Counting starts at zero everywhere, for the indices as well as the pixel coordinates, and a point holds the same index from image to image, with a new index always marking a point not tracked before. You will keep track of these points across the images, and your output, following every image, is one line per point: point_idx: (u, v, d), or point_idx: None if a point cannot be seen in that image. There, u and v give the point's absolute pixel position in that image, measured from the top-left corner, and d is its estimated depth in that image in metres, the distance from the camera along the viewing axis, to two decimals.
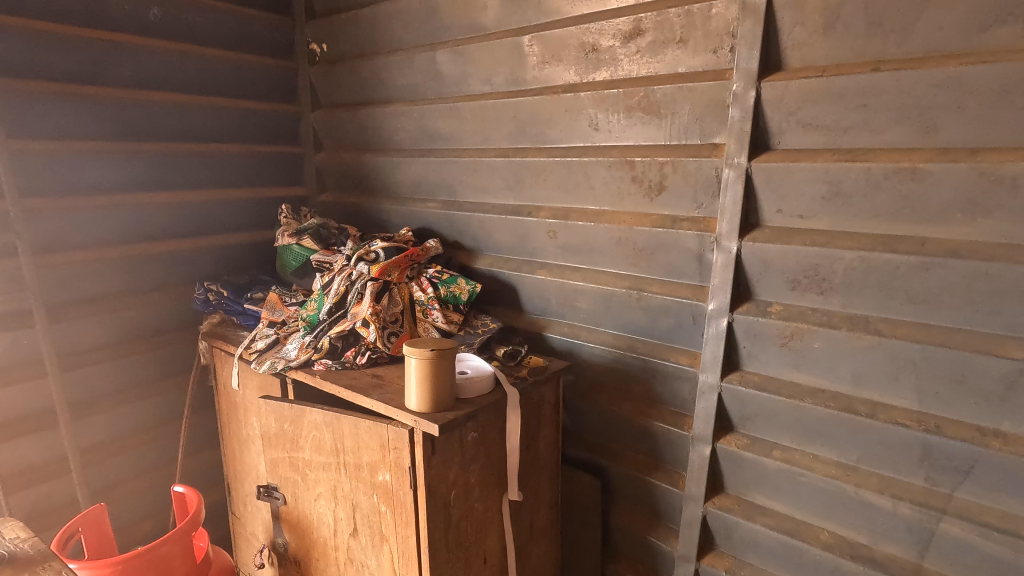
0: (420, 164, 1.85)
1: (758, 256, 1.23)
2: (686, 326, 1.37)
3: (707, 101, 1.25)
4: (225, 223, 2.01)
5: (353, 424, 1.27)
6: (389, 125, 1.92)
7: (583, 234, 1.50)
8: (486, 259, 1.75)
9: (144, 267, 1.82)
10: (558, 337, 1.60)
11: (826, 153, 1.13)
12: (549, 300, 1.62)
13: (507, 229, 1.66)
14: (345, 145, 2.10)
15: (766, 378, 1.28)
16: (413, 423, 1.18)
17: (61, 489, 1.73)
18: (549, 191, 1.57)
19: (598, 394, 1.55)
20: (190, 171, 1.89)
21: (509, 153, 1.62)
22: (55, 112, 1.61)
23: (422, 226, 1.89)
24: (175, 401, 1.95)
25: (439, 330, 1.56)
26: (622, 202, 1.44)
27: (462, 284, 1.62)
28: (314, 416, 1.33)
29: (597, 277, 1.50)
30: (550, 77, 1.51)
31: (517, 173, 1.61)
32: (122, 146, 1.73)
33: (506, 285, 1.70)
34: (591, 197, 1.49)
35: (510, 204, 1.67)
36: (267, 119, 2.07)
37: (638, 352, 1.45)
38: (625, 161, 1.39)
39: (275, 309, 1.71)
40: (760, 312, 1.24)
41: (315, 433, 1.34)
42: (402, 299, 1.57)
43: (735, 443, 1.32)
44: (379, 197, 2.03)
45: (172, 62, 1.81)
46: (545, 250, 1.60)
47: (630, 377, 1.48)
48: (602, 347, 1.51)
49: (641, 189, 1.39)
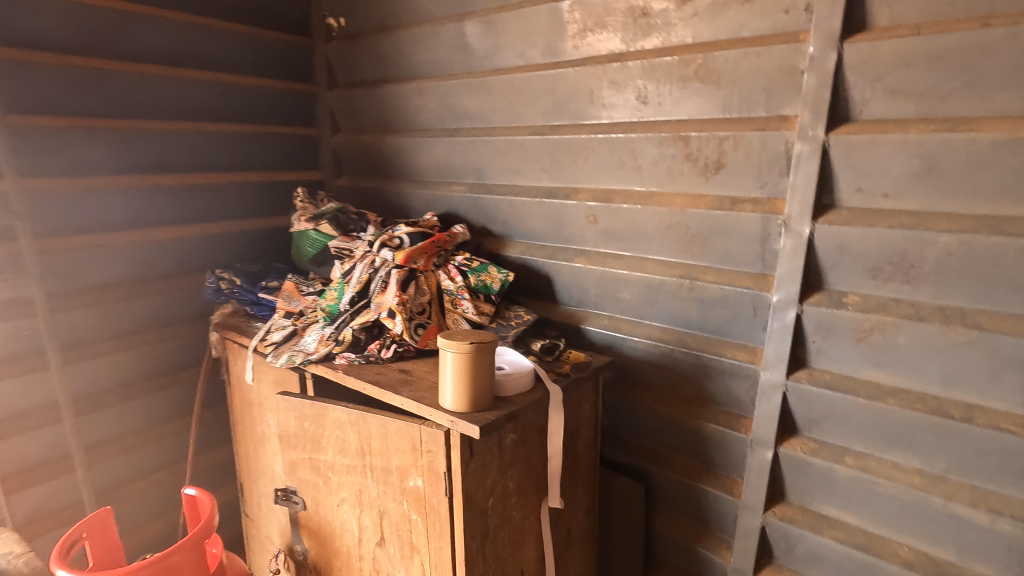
0: (445, 144, 1.73)
1: (833, 241, 1.10)
2: (744, 319, 1.24)
3: (776, 68, 1.12)
4: (238, 208, 1.89)
5: (381, 424, 1.15)
6: (412, 105, 1.80)
7: (628, 219, 1.38)
8: (517, 246, 1.63)
9: (153, 253, 1.72)
10: (597, 330, 1.48)
11: (918, 123, 1.00)
12: (587, 290, 1.49)
13: (541, 214, 1.54)
14: (363, 126, 1.98)
15: (839, 377, 1.15)
16: (449, 424, 1.07)
17: (65, 488, 1.63)
18: (590, 171, 1.44)
19: (641, 391, 1.43)
20: (201, 152, 1.78)
21: (545, 131, 1.50)
22: (59, 86, 1.51)
23: (447, 212, 1.77)
24: (185, 395, 1.84)
25: (469, 322, 1.44)
26: (672, 182, 1.31)
27: (494, 272, 1.51)
28: (337, 414, 1.22)
29: (643, 265, 1.38)
30: (593, 46, 1.38)
31: (554, 153, 1.49)
32: (129, 124, 1.63)
33: (539, 274, 1.58)
34: (637, 177, 1.36)
35: (544, 186, 1.55)
36: (281, 98, 1.95)
37: (688, 347, 1.33)
38: (679, 137, 1.27)
39: (291, 299, 1.60)
40: (833, 304, 1.12)
41: (338, 433, 1.23)
42: (428, 289, 1.45)
43: (800, 448, 1.20)
44: (400, 182, 1.91)
45: (183, 35, 1.70)
46: (583, 236, 1.48)
47: (678, 374, 1.36)
48: (647, 341, 1.39)
49: (695, 168, 1.27)
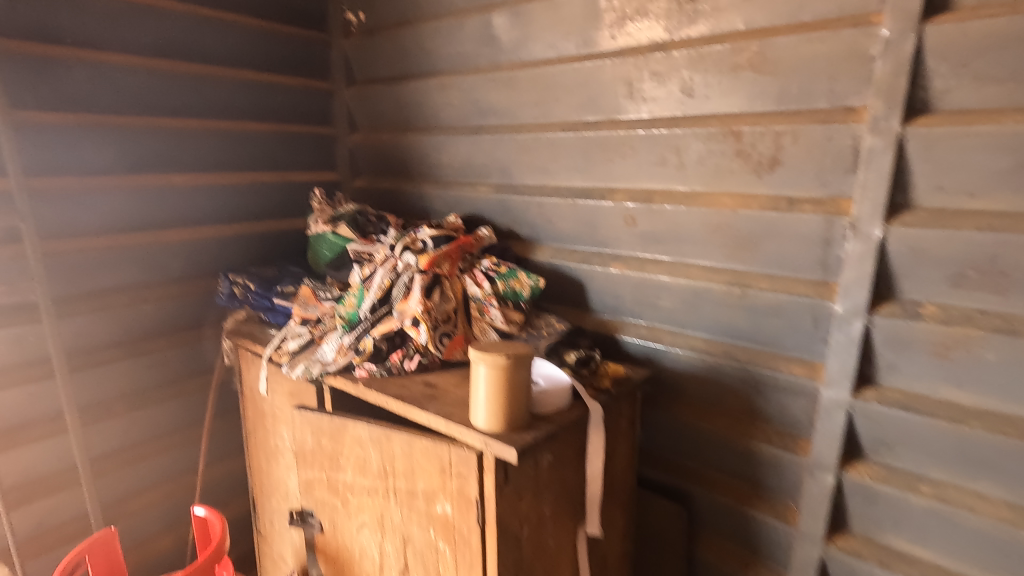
0: (469, 143, 1.64)
1: (908, 244, 0.99)
2: (802, 330, 1.13)
3: (842, 54, 1.02)
4: (253, 209, 1.82)
5: (406, 444, 1.06)
6: (435, 101, 1.71)
7: (670, 221, 1.27)
8: (546, 250, 1.53)
9: (163, 256, 1.64)
10: (635, 341, 1.38)
11: (1011, 113, 0.89)
12: (623, 297, 1.39)
13: (573, 216, 1.44)
14: (382, 125, 1.90)
15: (912, 396, 1.03)
16: (482, 445, 0.97)
17: (70, 502, 1.55)
18: (628, 169, 1.34)
19: (683, 407, 1.32)
20: (215, 150, 1.71)
21: (579, 127, 1.41)
22: (68, 81, 1.44)
23: (471, 214, 1.68)
24: (196, 405, 1.76)
25: (498, 332, 1.35)
26: (719, 180, 1.20)
27: (523, 278, 1.42)
28: (358, 431, 1.12)
29: (686, 271, 1.27)
30: (632, 35, 1.28)
31: (588, 150, 1.39)
32: (140, 121, 1.56)
33: (570, 280, 1.48)
34: (680, 176, 1.26)
35: (577, 186, 1.45)
36: (297, 96, 1.88)
37: (737, 360, 1.23)
38: (729, 131, 1.16)
39: (308, 306, 1.51)
40: (908, 315, 1.00)
41: (359, 451, 1.13)
42: (454, 295, 1.36)
43: (867, 473, 1.09)
44: (421, 182, 1.82)
45: (197, 30, 1.63)
46: (619, 240, 1.37)
47: (724, 389, 1.26)
48: (691, 353, 1.29)
49: (747, 165, 1.16)
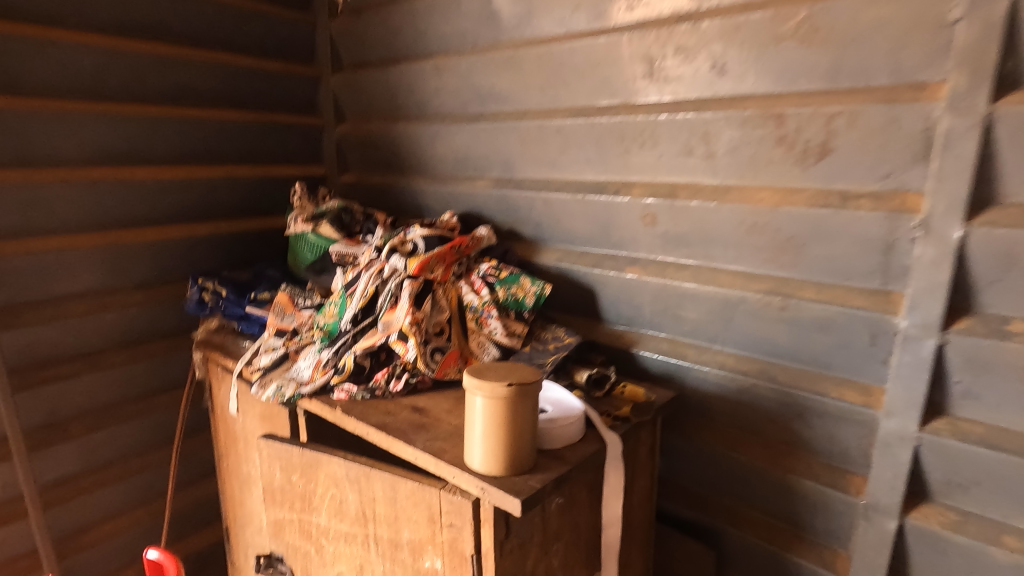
0: (466, 132, 1.46)
1: (994, 249, 0.82)
2: (856, 348, 0.96)
3: (914, 19, 0.84)
4: (228, 207, 1.65)
5: (389, 485, 0.90)
6: (428, 87, 1.54)
7: (697, 220, 1.10)
8: (552, 252, 1.36)
9: (125, 259, 1.47)
10: (654, 356, 1.21)
11: None
12: (640, 306, 1.22)
13: (584, 214, 1.27)
14: (371, 113, 1.73)
15: (994, 430, 0.86)
16: (479, 492, 0.80)
17: (19, 535, 1.39)
18: (647, 161, 1.16)
19: (711, 434, 1.16)
20: (184, 141, 1.54)
21: (590, 113, 1.23)
22: (11, 61, 1.27)
23: (468, 211, 1.51)
24: (164, 423, 1.60)
25: (498, 347, 1.18)
26: (756, 172, 1.03)
27: (527, 284, 1.24)
28: (332, 468, 0.96)
29: (716, 277, 1.10)
30: (653, 5, 1.11)
31: (601, 139, 1.22)
32: (95, 108, 1.39)
33: (580, 287, 1.31)
34: (709, 168, 1.08)
35: (588, 180, 1.27)
36: (277, 83, 1.71)
37: (776, 381, 1.06)
38: (770, 114, 0.99)
39: (284, 315, 1.35)
40: (992, 333, 0.83)
41: (334, 491, 0.97)
42: (448, 305, 1.20)
43: (936, 520, 0.92)
44: (413, 177, 1.65)
45: (162, 6, 1.46)
46: (637, 241, 1.20)
47: (760, 414, 1.09)
48: (721, 372, 1.12)
49: (789, 154, 0.99)
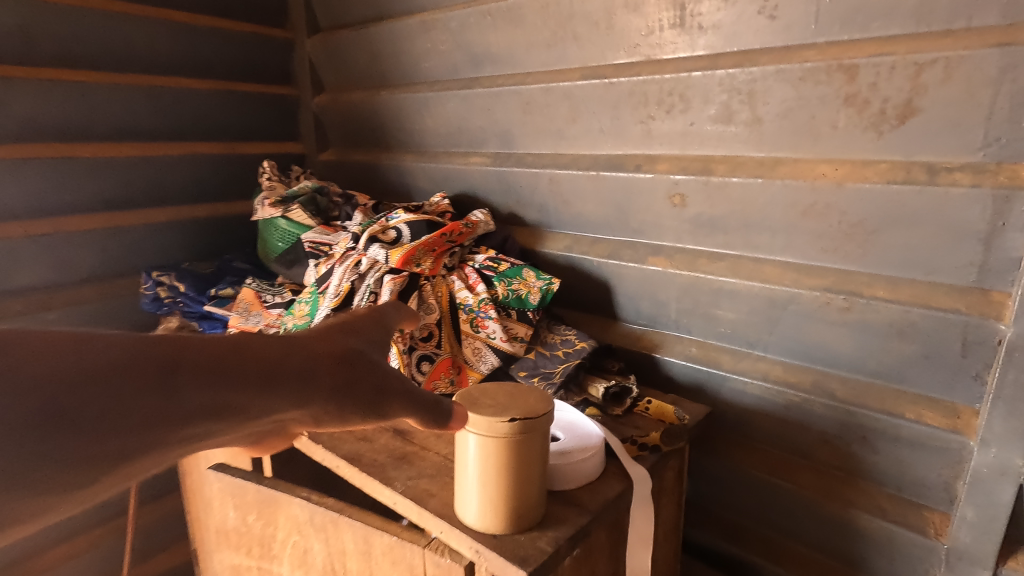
0: (458, 100, 1.26)
1: None
2: (941, 359, 0.78)
3: None
4: (189, 188, 1.44)
5: (361, 538, 0.72)
6: (413, 47, 1.32)
7: (738, 202, 0.91)
8: (560, 240, 1.16)
9: (67, 250, 1.27)
10: (681, 363, 1.02)
11: None
12: (665, 304, 1.03)
13: (597, 194, 1.07)
14: (351, 81, 1.51)
15: None
16: (473, 555, 0.63)
17: None
18: (676, 129, 0.96)
19: (750, 454, 0.98)
20: (134, 114, 1.33)
21: (606, 72, 1.02)
22: None
23: (461, 193, 1.31)
24: None
25: (498, 353, 0.99)
26: (815, 142, 0.83)
27: (531, 278, 1.05)
28: (293, 511, 0.78)
29: (760, 271, 0.91)
30: None
31: (618, 104, 1.01)
32: (22, 72, 1.17)
33: (592, 281, 1.12)
34: (753, 138, 0.88)
35: (602, 154, 1.07)
36: (243, 46, 1.49)
37: (834, 396, 0.87)
38: (836, 65, 0.78)
39: (249, 314, 1.16)
40: None
41: (297, 538, 0.79)
42: (438, 304, 1.02)
43: None
44: (399, 153, 1.45)
45: None
46: (662, 226, 1.01)
47: (813, 434, 0.91)
48: (764, 384, 0.94)
49: (861, 119, 0.79)
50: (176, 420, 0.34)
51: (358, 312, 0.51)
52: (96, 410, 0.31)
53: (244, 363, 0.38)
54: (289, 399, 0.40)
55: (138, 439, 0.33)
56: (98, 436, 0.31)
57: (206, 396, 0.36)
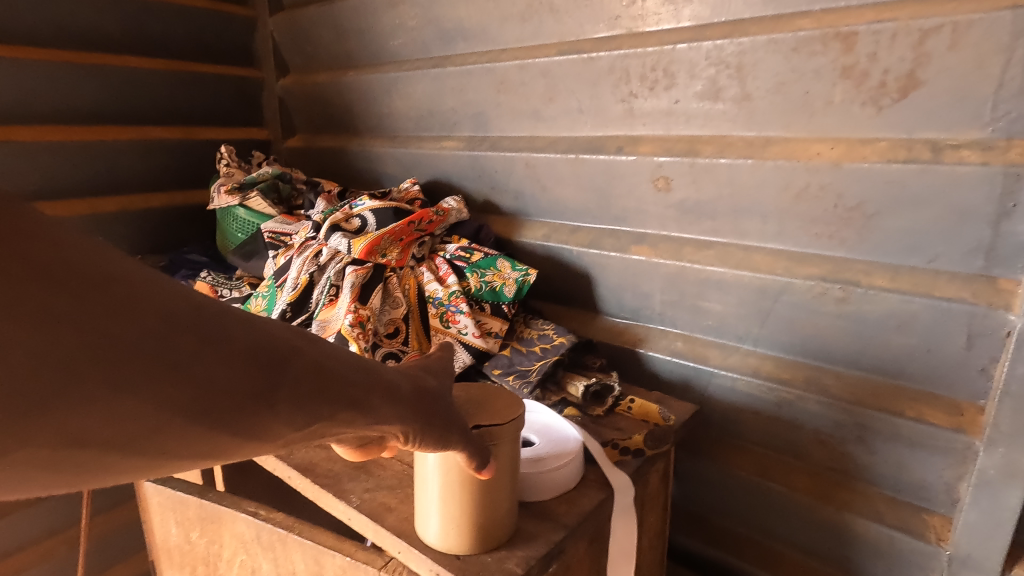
0: (429, 79, 1.17)
1: None
2: (942, 353, 0.72)
3: None
4: (141, 175, 1.34)
5: (313, 559, 0.65)
6: (380, 24, 1.23)
7: (727, 185, 0.84)
8: (537, 228, 1.09)
9: None
10: (665, 359, 0.96)
11: None
12: (648, 296, 0.96)
13: (576, 178, 1.00)
14: (316, 62, 1.42)
15: None
16: None
17: None
18: (659, 107, 0.89)
19: (738, 455, 0.92)
20: (77, 94, 1.23)
21: (585, 45, 0.95)
22: None
23: (433, 180, 1.23)
24: None
25: (469, 350, 0.91)
26: (808, 119, 0.77)
27: (505, 270, 0.98)
28: (238, 527, 0.70)
29: (749, 259, 0.85)
30: None
31: (598, 81, 0.94)
32: None
33: (571, 273, 1.05)
34: (741, 115, 0.82)
35: (581, 136, 1.00)
36: (199, 23, 1.39)
37: (827, 393, 0.82)
38: (833, 34, 0.72)
39: None
40: None
41: (243, 558, 0.71)
42: (406, 298, 0.95)
43: None
44: (368, 138, 1.36)
45: None
46: (644, 212, 0.94)
47: (804, 434, 0.85)
48: (754, 381, 0.88)
49: (859, 92, 0.72)
50: (303, 409, 0.38)
51: (430, 353, 0.56)
52: (261, 382, 0.35)
53: (353, 371, 0.42)
54: (387, 410, 0.44)
55: (269, 416, 0.36)
56: (251, 406, 0.35)
57: (326, 392, 0.39)
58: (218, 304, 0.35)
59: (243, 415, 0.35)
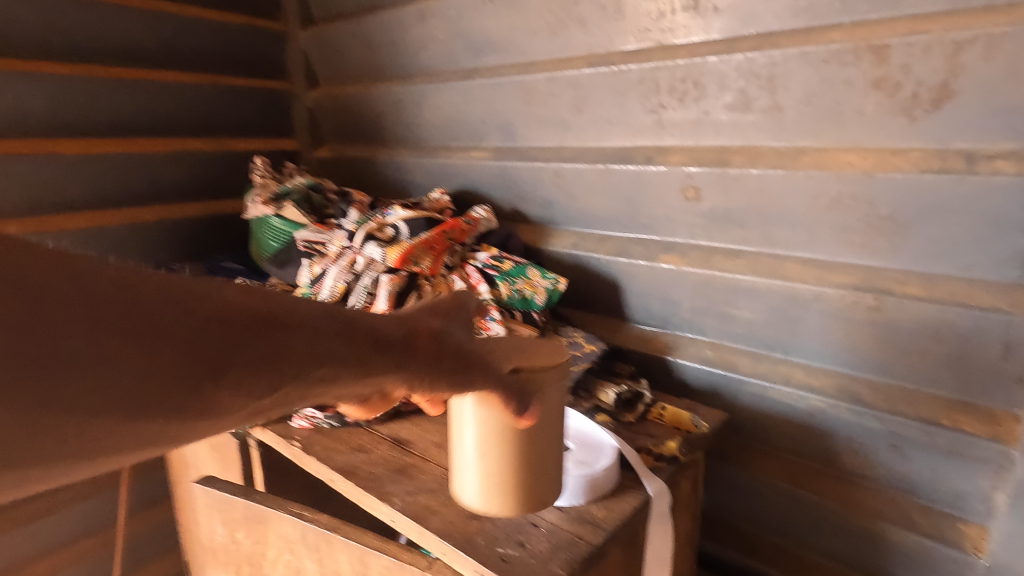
0: (457, 91, 1.20)
1: None
2: (977, 362, 0.72)
3: None
4: (179, 186, 1.39)
5: (358, 559, 0.67)
6: (409, 37, 1.26)
7: (757, 194, 0.85)
8: (565, 237, 1.11)
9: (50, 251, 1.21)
10: (695, 367, 0.97)
11: None
12: (677, 304, 0.98)
13: (604, 188, 1.02)
14: (346, 74, 1.46)
15: None
16: None
17: None
18: (688, 118, 0.90)
19: (768, 462, 0.93)
20: (120, 108, 1.28)
21: (614, 58, 0.97)
22: None
23: (461, 189, 1.26)
24: None
25: None
26: (839, 129, 0.77)
27: (535, 278, 1.00)
28: (283, 528, 0.73)
29: (780, 268, 0.86)
30: None
31: (626, 92, 0.96)
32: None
33: (600, 280, 1.07)
34: (771, 125, 0.83)
35: (609, 146, 1.01)
36: (234, 38, 1.43)
37: (859, 401, 0.82)
38: (865, 46, 0.73)
39: None
40: None
41: (288, 557, 0.74)
42: None
43: None
44: (397, 148, 1.39)
45: None
46: (672, 221, 0.95)
47: (836, 442, 0.85)
48: (785, 389, 0.88)
49: (891, 104, 0.73)
50: (299, 369, 0.36)
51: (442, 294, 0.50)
52: (244, 349, 0.34)
53: (345, 330, 0.39)
54: (392, 370, 0.42)
55: (253, 386, 0.34)
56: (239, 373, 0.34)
57: (320, 352, 0.37)
58: (155, 277, 0.32)
59: (220, 385, 0.33)
